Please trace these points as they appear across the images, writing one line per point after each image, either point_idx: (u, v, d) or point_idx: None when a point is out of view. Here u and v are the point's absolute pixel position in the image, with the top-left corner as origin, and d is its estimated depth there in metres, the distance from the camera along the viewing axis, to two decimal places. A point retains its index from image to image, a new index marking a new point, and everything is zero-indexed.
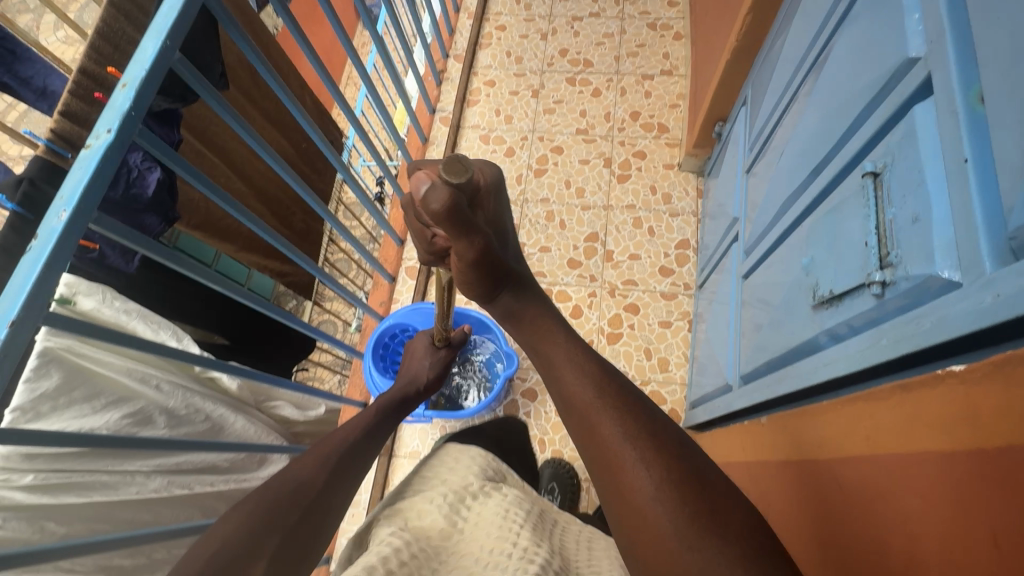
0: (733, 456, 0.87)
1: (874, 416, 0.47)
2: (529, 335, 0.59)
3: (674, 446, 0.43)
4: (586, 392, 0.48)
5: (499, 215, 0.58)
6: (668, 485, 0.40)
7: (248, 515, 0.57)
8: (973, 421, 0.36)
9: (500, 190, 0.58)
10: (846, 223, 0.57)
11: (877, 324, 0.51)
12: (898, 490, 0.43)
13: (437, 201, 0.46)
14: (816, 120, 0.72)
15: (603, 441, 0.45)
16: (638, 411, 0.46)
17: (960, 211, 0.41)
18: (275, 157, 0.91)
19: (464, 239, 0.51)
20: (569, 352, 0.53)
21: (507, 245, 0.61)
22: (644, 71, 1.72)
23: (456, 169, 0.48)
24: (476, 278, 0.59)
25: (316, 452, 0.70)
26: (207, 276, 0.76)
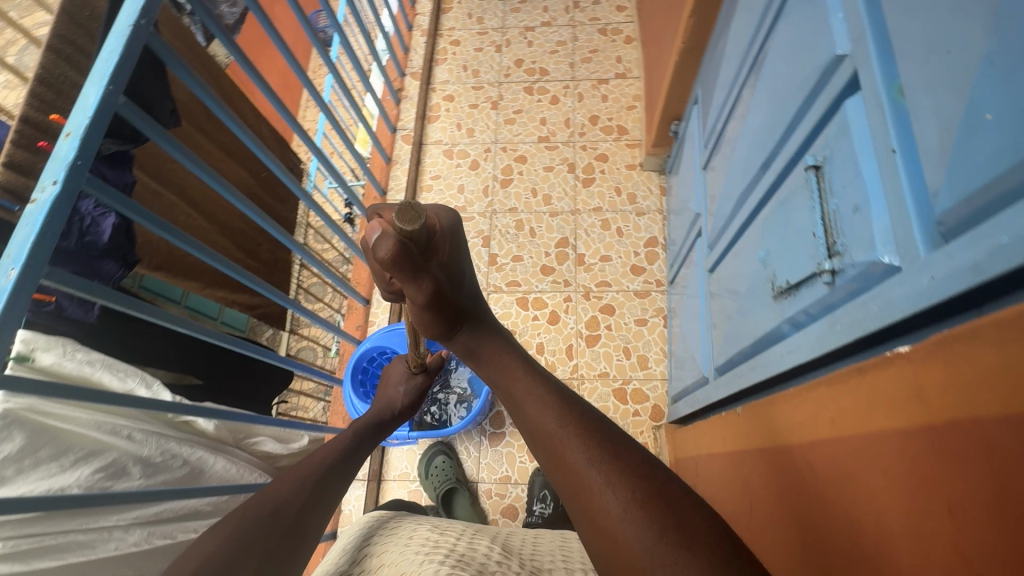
0: (716, 447, 0.89)
1: (837, 398, 0.49)
2: (490, 373, 0.58)
3: (637, 463, 0.45)
4: (548, 422, 0.49)
5: (460, 260, 0.58)
6: (636, 504, 0.41)
7: (227, 538, 0.58)
8: (923, 397, 0.37)
9: (459, 234, 0.58)
10: (794, 216, 0.59)
11: (832, 310, 0.53)
12: (864, 470, 0.44)
13: (385, 249, 0.48)
14: (761, 116, 0.75)
15: (571, 468, 0.45)
16: (602, 433, 0.47)
17: (893, 198, 0.43)
18: (235, 193, 0.90)
19: (413, 281, 0.52)
20: (529, 384, 0.54)
21: (466, 286, 0.60)
22: (598, 76, 1.76)
23: (409, 215, 0.49)
24: (431, 318, 0.58)
25: (293, 474, 0.71)
26: (170, 319, 0.74)
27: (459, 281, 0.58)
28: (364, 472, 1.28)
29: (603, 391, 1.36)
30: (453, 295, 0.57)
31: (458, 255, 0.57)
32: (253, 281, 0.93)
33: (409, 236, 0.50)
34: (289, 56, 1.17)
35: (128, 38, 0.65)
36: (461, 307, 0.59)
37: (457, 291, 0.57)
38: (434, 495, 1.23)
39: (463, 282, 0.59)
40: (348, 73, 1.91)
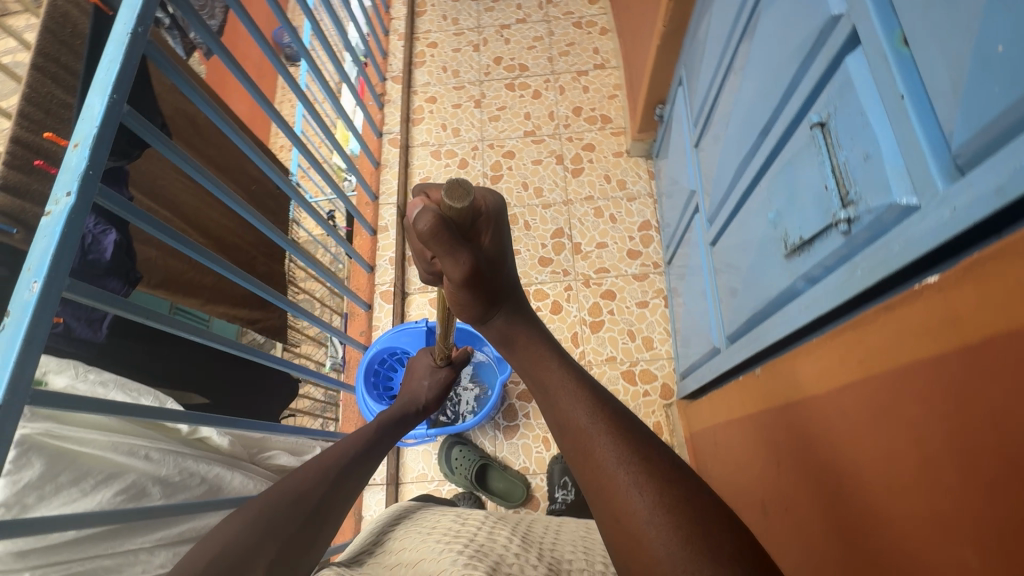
0: (734, 413, 0.91)
1: (864, 339, 0.51)
2: (524, 360, 0.61)
3: (668, 469, 0.46)
4: (579, 417, 0.51)
5: (500, 247, 0.58)
6: (663, 508, 0.43)
7: (247, 524, 0.60)
8: (956, 320, 0.39)
9: (503, 221, 0.58)
10: (803, 174, 0.61)
11: (849, 258, 0.55)
12: (900, 403, 0.46)
13: (423, 224, 0.49)
14: (755, 85, 0.77)
15: (598, 466, 0.47)
16: (632, 433, 0.49)
17: (906, 142, 0.45)
18: (239, 201, 0.89)
19: (453, 257, 0.53)
20: (563, 380, 0.56)
21: (504, 274, 0.61)
22: (577, 68, 1.78)
23: (459, 193, 0.49)
24: (468, 296, 0.58)
25: (322, 463, 0.76)
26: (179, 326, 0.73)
27: (496, 262, 0.58)
28: (381, 476, 1.27)
29: (612, 374, 1.37)
30: (491, 274, 0.58)
31: (497, 238, 0.57)
32: (264, 289, 0.92)
33: (455, 213, 0.50)
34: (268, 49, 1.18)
35: (127, 47, 0.64)
36: (495, 287, 0.59)
37: (494, 271, 0.58)
38: (469, 483, 1.25)
39: (499, 264, 0.59)
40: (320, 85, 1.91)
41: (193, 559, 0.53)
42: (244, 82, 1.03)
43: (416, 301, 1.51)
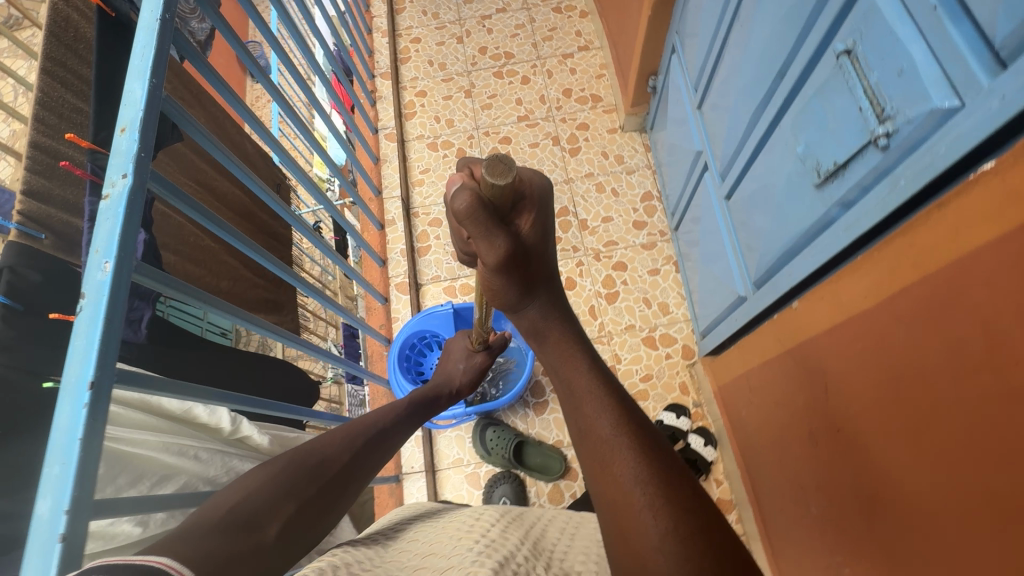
0: (769, 352, 0.94)
1: (917, 242, 0.55)
2: (553, 357, 0.58)
3: (687, 498, 0.49)
4: (602, 428, 0.52)
5: (543, 233, 0.55)
6: (673, 538, 0.45)
7: (274, 477, 0.63)
8: (1018, 197, 0.43)
9: (547, 208, 0.56)
10: (833, 103, 0.64)
11: (888, 173, 0.58)
12: (963, 293, 0.49)
13: (460, 200, 0.47)
14: (766, 32, 0.81)
15: (616, 480, 0.50)
16: (652, 453, 0.51)
17: (942, 47, 0.49)
18: (243, 167, 0.89)
19: (487, 238, 0.49)
20: (589, 385, 0.55)
21: (545, 265, 0.57)
22: (562, 51, 1.81)
23: (499, 169, 0.48)
24: (501, 283, 0.54)
25: (349, 431, 0.78)
26: (211, 301, 0.72)
27: (533, 249, 0.54)
28: (419, 464, 1.27)
29: (633, 342, 1.40)
30: (526, 262, 0.54)
31: (539, 224, 0.54)
32: (277, 263, 0.93)
33: (493, 192, 0.49)
34: (264, 27, 1.19)
35: (157, 32, 0.64)
36: (531, 276, 0.55)
37: (529, 259, 0.54)
38: (507, 461, 1.25)
39: (537, 252, 0.55)
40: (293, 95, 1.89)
41: (213, 507, 0.54)
42: (245, 61, 1.01)
43: (431, 291, 1.51)
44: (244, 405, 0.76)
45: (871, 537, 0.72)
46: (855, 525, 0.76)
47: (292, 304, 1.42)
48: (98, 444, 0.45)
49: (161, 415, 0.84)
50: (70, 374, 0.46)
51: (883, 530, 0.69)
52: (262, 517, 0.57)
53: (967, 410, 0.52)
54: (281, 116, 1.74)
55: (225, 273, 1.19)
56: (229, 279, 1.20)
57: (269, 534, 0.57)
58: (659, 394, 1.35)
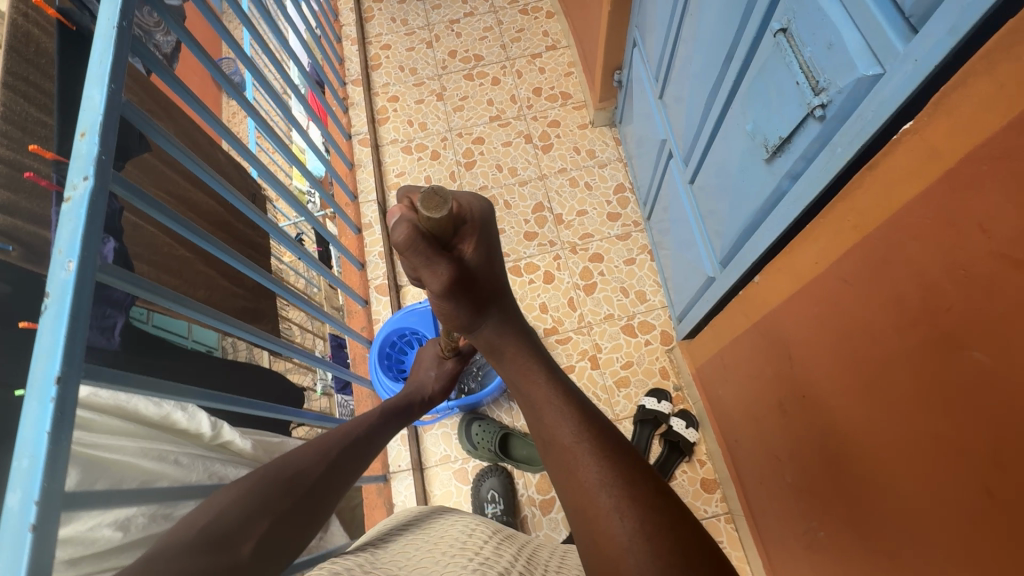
0: (739, 328, 0.96)
1: (855, 205, 0.58)
2: (511, 371, 0.61)
3: (651, 494, 0.51)
4: (565, 435, 0.55)
5: (489, 252, 0.59)
6: (642, 537, 0.48)
7: (243, 494, 0.62)
8: (934, 153, 0.46)
9: (489, 226, 0.58)
10: (775, 79, 0.67)
11: (828, 143, 0.61)
12: (898, 248, 0.52)
13: (400, 235, 0.51)
14: (714, 17, 0.83)
15: (582, 485, 0.52)
16: (616, 455, 0.54)
17: (864, 17, 0.51)
18: (220, 179, 0.90)
19: (428, 266, 0.54)
20: (549, 395, 0.58)
21: (494, 282, 0.60)
22: (531, 51, 1.85)
23: (434, 202, 0.50)
24: (449, 305, 0.59)
25: (320, 443, 0.77)
26: (173, 301, 0.71)
27: (478, 272, 0.57)
28: (406, 462, 1.28)
29: (613, 331, 1.42)
30: (471, 284, 0.57)
31: (482, 248, 0.57)
32: (254, 268, 0.94)
33: (432, 223, 0.51)
34: (239, 49, 1.17)
35: (115, 40, 0.65)
36: (478, 297, 0.59)
37: (475, 281, 0.57)
38: (493, 454, 1.26)
39: (482, 273, 0.58)
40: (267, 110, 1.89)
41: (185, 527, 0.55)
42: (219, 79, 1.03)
43: (412, 292, 1.52)
44: (220, 404, 0.77)
45: (840, 499, 0.74)
46: (824, 489, 0.78)
47: (273, 312, 1.42)
48: (67, 441, 0.46)
49: (138, 421, 0.84)
50: (36, 370, 0.47)
51: (853, 500, 0.71)
52: (236, 534, 0.57)
53: (910, 361, 0.54)
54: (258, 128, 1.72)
55: (201, 282, 1.19)
56: (206, 289, 1.20)
57: (243, 554, 0.57)
58: (640, 380, 1.37)
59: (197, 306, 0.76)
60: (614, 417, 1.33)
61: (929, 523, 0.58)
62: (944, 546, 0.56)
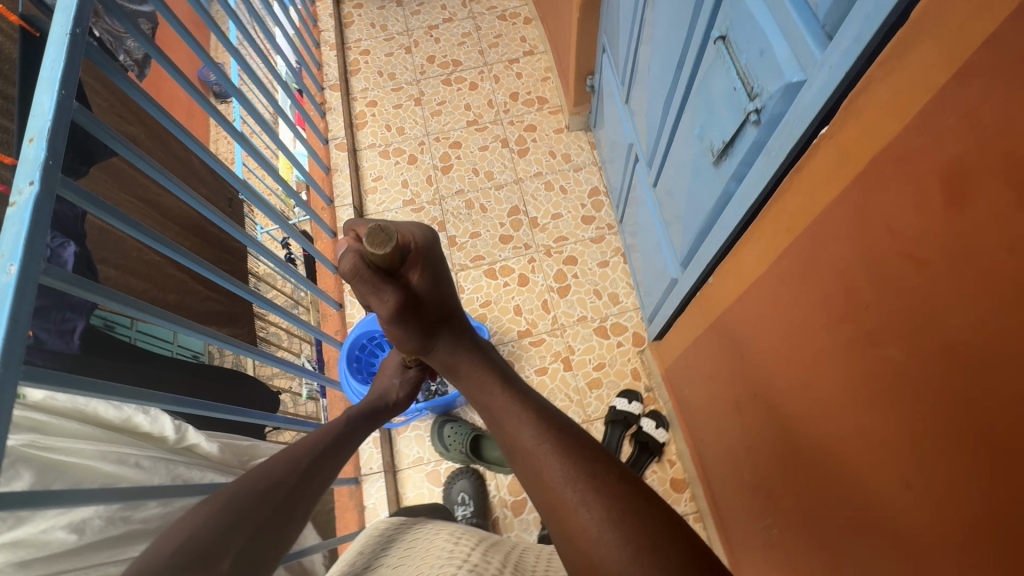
0: (699, 328, 0.98)
1: (786, 208, 0.59)
2: (468, 386, 0.64)
3: (615, 481, 0.50)
4: (527, 439, 0.55)
5: (436, 278, 0.63)
6: (611, 525, 0.46)
7: (214, 513, 0.58)
8: (848, 156, 0.48)
9: (435, 254, 0.63)
10: (717, 85, 0.69)
11: (764, 146, 0.63)
12: (823, 248, 0.54)
13: (347, 265, 0.57)
14: (667, 24, 0.85)
15: (549, 485, 0.51)
16: (580, 448, 0.53)
17: (787, 26, 0.53)
18: (186, 189, 0.91)
19: (376, 293, 0.59)
20: (508, 404, 0.60)
21: (444, 306, 0.65)
22: (508, 57, 1.87)
23: (379, 237, 0.53)
24: (400, 330, 0.63)
25: (293, 452, 0.74)
26: (137, 309, 0.72)
27: (424, 297, 0.62)
28: (378, 465, 1.29)
29: (586, 333, 1.44)
30: (419, 309, 0.61)
31: (428, 276, 0.61)
32: (222, 275, 0.94)
33: (378, 257, 0.55)
34: (211, 61, 1.14)
35: (67, 46, 0.66)
36: (426, 321, 0.63)
37: (422, 306, 0.62)
38: (465, 456, 1.27)
39: (428, 299, 0.62)
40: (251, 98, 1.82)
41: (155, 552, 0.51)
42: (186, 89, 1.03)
43: None
44: (188, 408, 0.77)
45: (790, 497, 0.76)
46: (777, 486, 0.79)
47: (248, 316, 1.43)
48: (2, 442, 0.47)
49: (97, 424, 0.85)
50: None
51: (804, 501, 0.71)
52: (216, 552, 0.54)
53: (839, 358, 0.56)
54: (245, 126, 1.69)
55: (172, 286, 1.19)
56: (177, 292, 1.20)
57: (223, 568, 0.54)
58: (612, 381, 1.38)
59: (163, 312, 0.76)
60: (586, 419, 1.35)
61: (872, 523, 0.57)
62: (883, 545, 0.56)
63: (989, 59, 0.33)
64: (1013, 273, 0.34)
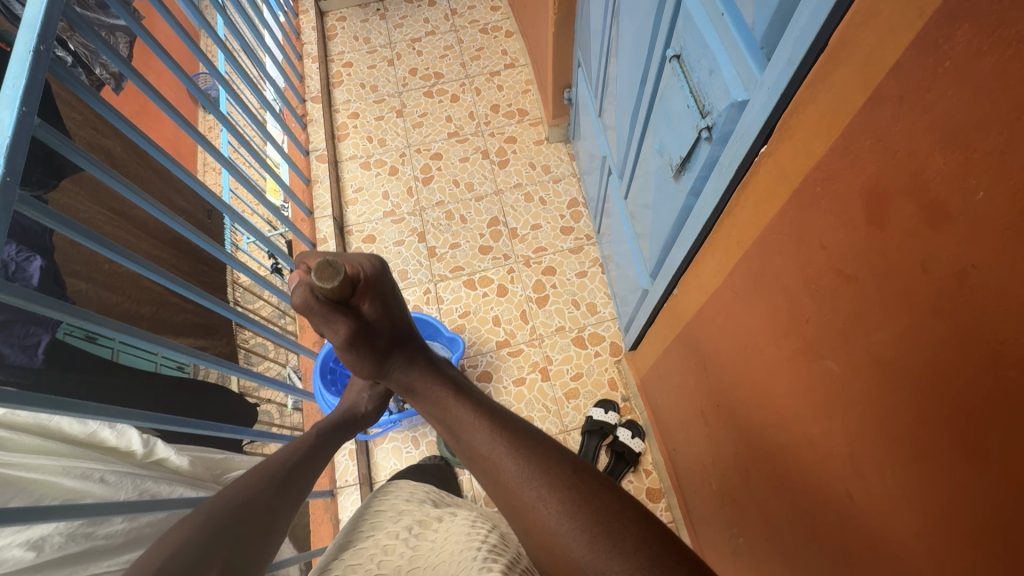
0: (668, 338, 1.00)
1: (737, 222, 0.61)
2: (426, 403, 0.63)
3: (568, 474, 0.48)
4: (483, 442, 0.54)
5: (389, 304, 0.65)
6: (567, 516, 0.45)
7: (195, 530, 0.57)
8: (786, 175, 0.50)
9: (386, 280, 0.66)
10: (674, 101, 0.70)
11: (717, 163, 0.64)
12: (768, 262, 0.55)
13: (298, 297, 0.60)
14: (631, 40, 0.86)
15: (507, 485, 0.50)
16: (535, 444, 0.52)
17: (730, 48, 0.54)
18: (156, 203, 0.91)
19: (327, 324, 0.62)
20: (465, 411, 0.59)
21: (398, 330, 0.66)
22: (490, 69, 1.88)
23: (327, 271, 0.57)
24: (354, 358, 0.65)
25: (262, 468, 0.72)
26: (105, 326, 0.71)
27: (377, 325, 0.64)
28: (353, 477, 1.27)
29: (564, 343, 1.45)
30: (371, 337, 0.64)
31: (379, 304, 0.64)
32: (194, 291, 0.93)
33: (326, 290, 0.58)
34: (187, 78, 1.14)
35: (30, 64, 0.66)
36: (380, 347, 0.65)
37: (374, 333, 0.64)
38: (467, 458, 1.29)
39: (380, 325, 0.65)
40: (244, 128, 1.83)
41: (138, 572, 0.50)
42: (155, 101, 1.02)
43: None
44: (159, 425, 0.76)
45: (751, 504, 0.77)
46: (739, 492, 0.80)
47: (227, 327, 1.42)
48: None
49: (62, 439, 0.84)
50: None
51: (764, 507, 0.72)
52: (201, 566, 0.53)
53: (787, 369, 0.57)
54: (231, 143, 1.71)
55: (148, 297, 1.20)
56: (152, 304, 1.21)
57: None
58: (590, 391, 1.39)
59: (129, 328, 0.75)
60: (563, 429, 1.35)
61: (823, 530, 0.58)
62: (833, 549, 0.57)
63: (896, 86, 0.35)
64: (924, 288, 0.36)
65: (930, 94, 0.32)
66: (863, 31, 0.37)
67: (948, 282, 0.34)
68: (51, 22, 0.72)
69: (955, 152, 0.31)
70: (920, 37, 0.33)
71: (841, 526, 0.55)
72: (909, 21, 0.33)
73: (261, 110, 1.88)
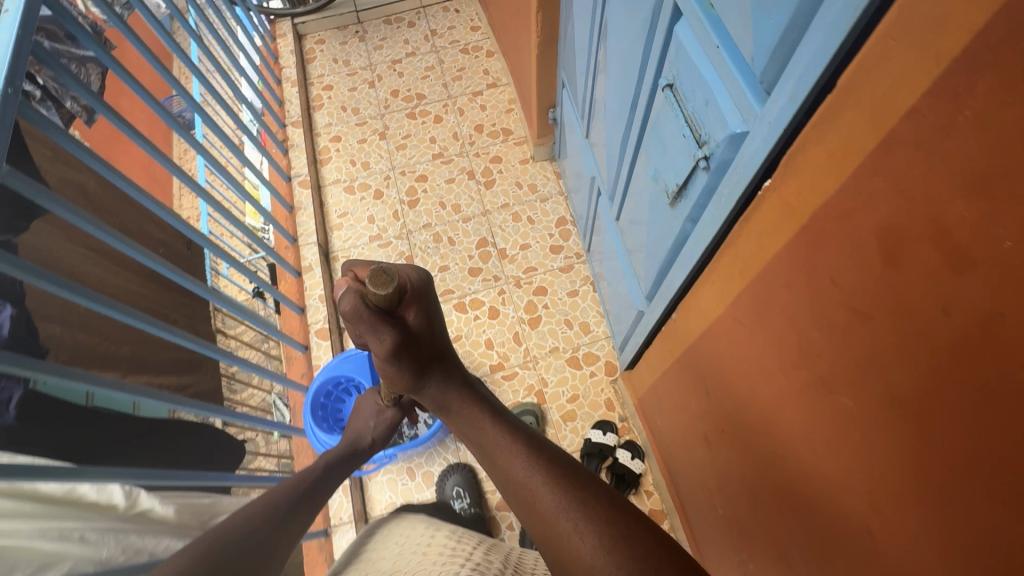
0: (666, 360, 0.99)
1: (739, 252, 0.61)
2: (462, 425, 0.58)
3: (605, 508, 0.46)
4: (519, 468, 0.51)
5: (433, 314, 0.56)
6: (603, 552, 0.43)
7: (195, 556, 0.53)
8: (792, 211, 0.49)
9: (428, 287, 0.56)
10: (668, 129, 0.69)
11: (715, 192, 0.63)
12: (775, 294, 0.55)
13: (347, 303, 0.49)
14: (620, 67, 0.86)
15: (541, 515, 0.48)
16: (573, 475, 0.50)
17: (727, 80, 0.54)
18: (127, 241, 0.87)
19: (373, 333, 0.51)
20: (497, 436, 0.55)
21: (442, 342, 0.57)
22: (472, 89, 1.88)
23: (382, 279, 0.49)
24: (393, 371, 0.54)
25: (267, 497, 0.70)
26: (81, 377, 0.68)
27: (422, 338, 0.54)
28: (348, 514, 1.25)
29: (558, 364, 1.43)
30: (416, 350, 0.54)
31: (427, 315, 0.54)
32: (171, 331, 0.89)
33: (381, 297, 0.49)
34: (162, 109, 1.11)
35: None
36: (421, 361, 0.55)
37: (419, 346, 0.54)
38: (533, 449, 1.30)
39: (426, 338, 0.55)
40: (218, 150, 1.78)
41: None
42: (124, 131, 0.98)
43: None
44: (146, 481, 0.72)
45: (760, 530, 0.76)
46: (746, 516, 0.79)
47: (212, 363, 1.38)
48: None
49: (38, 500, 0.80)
50: None
51: (775, 531, 0.70)
52: None
53: (797, 400, 0.57)
54: (208, 173, 1.65)
55: (126, 337, 1.15)
56: (131, 343, 1.16)
57: None
58: (587, 412, 1.37)
59: (101, 377, 0.72)
60: None
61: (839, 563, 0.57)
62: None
63: (911, 130, 0.34)
64: (946, 333, 0.35)
65: (950, 140, 0.32)
66: (872, 74, 0.37)
67: (973, 327, 0.33)
68: (19, 62, 0.68)
69: (978, 200, 0.31)
70: (937, 84, 0.32)
71: (857, 557, 0.53)
72: (924, 68, 0.33)
73: (238, 137, 1.85)
